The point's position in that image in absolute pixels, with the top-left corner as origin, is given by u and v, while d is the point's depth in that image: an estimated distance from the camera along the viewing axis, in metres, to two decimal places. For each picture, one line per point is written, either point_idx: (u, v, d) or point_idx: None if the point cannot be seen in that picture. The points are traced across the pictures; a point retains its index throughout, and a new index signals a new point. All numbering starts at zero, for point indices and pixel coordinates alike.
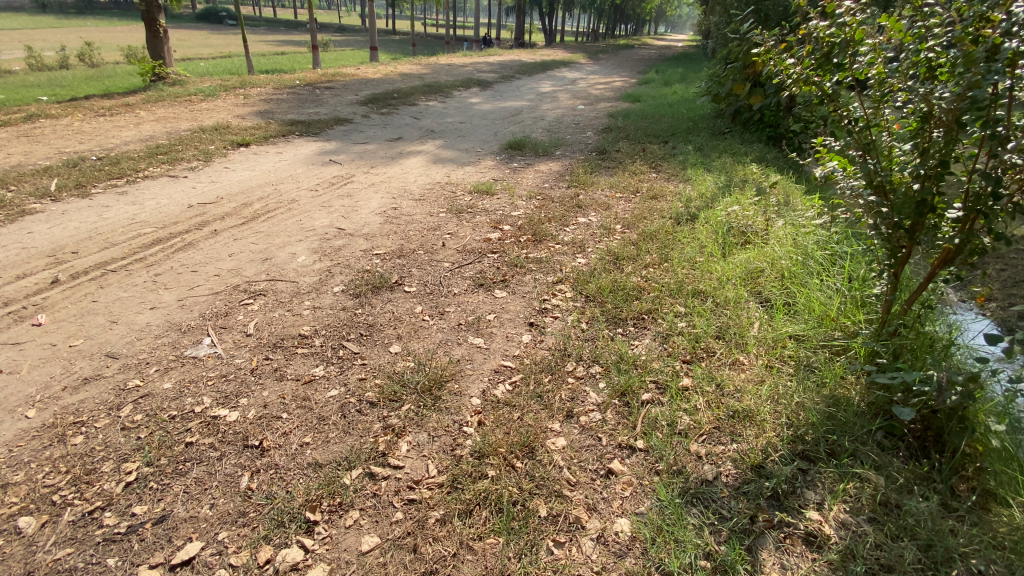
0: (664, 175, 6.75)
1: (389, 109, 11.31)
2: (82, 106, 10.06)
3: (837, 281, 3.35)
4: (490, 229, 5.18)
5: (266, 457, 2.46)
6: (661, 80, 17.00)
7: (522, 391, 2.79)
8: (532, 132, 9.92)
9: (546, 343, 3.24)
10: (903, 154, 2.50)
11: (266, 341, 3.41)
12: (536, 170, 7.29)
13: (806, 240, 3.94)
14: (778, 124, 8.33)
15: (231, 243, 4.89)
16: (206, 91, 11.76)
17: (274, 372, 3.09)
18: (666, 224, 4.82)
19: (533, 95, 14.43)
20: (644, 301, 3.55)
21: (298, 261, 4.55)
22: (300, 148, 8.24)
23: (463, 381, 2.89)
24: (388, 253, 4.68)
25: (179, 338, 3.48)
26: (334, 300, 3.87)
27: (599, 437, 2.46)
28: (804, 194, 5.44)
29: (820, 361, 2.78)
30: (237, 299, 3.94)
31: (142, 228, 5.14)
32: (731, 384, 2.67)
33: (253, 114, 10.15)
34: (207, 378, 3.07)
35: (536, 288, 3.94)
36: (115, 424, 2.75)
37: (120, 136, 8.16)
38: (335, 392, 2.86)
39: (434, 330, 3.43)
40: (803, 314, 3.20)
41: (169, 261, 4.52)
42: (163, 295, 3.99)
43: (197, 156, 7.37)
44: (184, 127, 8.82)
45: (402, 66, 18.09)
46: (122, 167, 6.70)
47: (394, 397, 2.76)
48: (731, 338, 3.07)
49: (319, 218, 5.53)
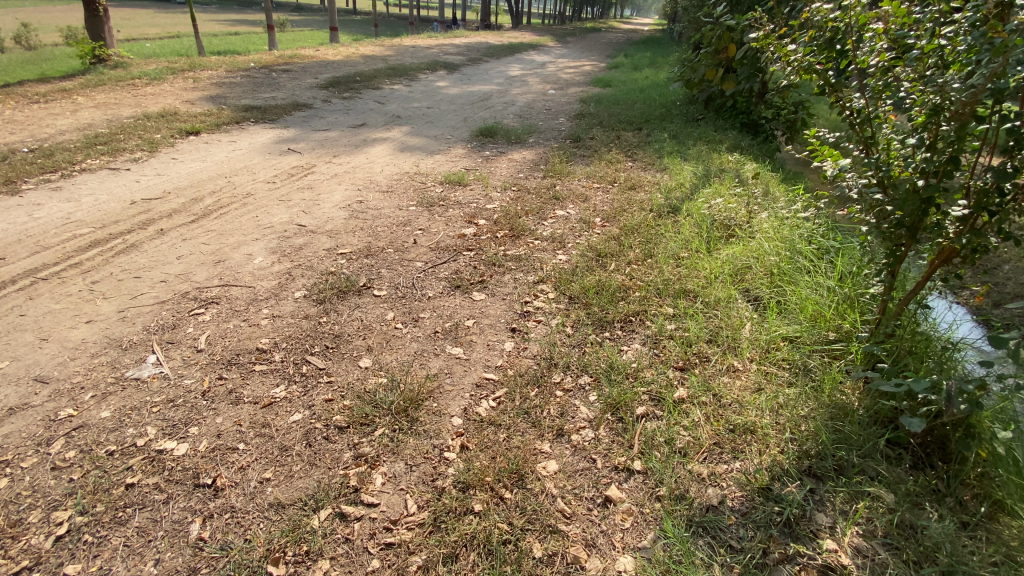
0: (640, 164, 6.60)
1: (351, 94, 10.75)
2: (11, 92, 9.15)
3: (828, 279, 3.22)
4: (465, 224, 4.91)
5: (221, 499, 2.18)
6: (629, 64, 16.83)
7: (507, 408, 2.57)
8: (503, 118, 9.60)
9: (530, 351, 3.02)
10: (906, 148, 2.36)
11: (220, 357, 3.07)
12: (509, 159, 7.02)
13: (792, 233, 3.81)
14: (750, 110, 8.29)
15: (180, 244, 4.45)
16: (151, 74, 10.91)
17: (229, 395, 2.77)
18: (648, 217, 4.66)
19: (503, 79, 14.03)
20: (630, 301, 3.37)
21: (256, 262, 4.17)
22: (257, 136, 7.69)
23: (441, 399, 2.64)
24: (355, 252, 4.36)
25: (119, 357, 3.10)
26: (295, 307, 3.54)
27: (594, 459, 2.27)
28: (783, 184, 5.37)
29: (817, 366, 2.65)
30: (187, 308, 3.56)
31: (78, 228, 4.64)
32: (730, 394, 2.52)
33: (204, 98, 9.44)
34: (152, 404, 2.73)
35: (516, 289, 3.71)
36: (43, 464, 2.39)
37: (54, 125, 7.42)
38: (299, 417, 2.57)
39: (407, 340, 3.16)
40: (795, 314, 3.06)
41: (109, 266, 4.08)
42: (102, 306, 3.57)
43: (142, 145, 6.75)
44: (127, 114, 8.11)
45: (364, 47, 17.32)
46: (56, 159, 6.08)
47: (365, 420, 2.50)
48: (725, 342, 2.92)
49: (279, 214, 5.13)
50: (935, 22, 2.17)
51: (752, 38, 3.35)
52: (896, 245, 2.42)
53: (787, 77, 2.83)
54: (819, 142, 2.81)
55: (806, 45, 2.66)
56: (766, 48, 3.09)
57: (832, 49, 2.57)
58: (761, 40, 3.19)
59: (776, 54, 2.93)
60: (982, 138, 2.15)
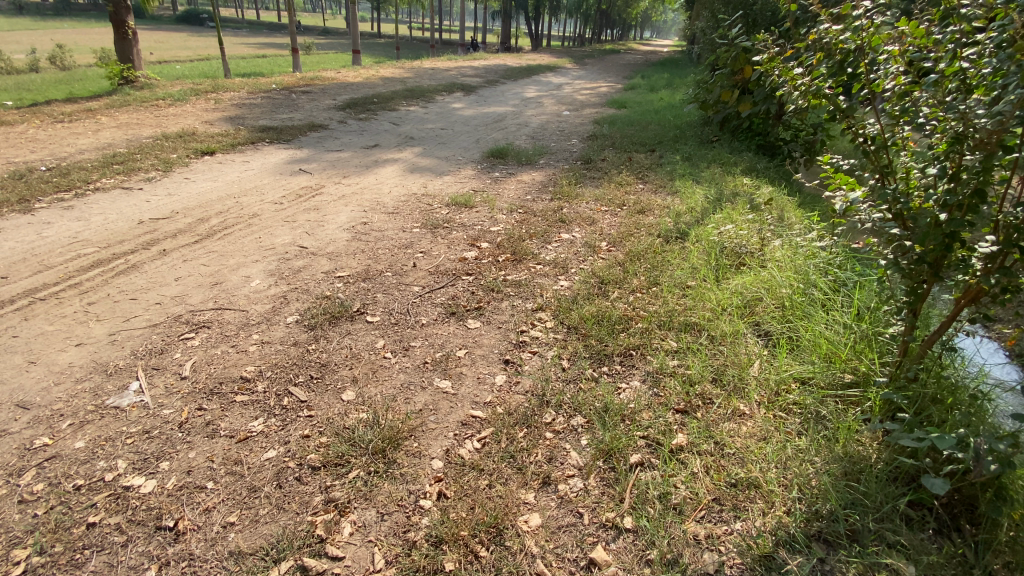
0: (651, 187, 6.45)
1: (367, 115, 10.88)
2: (40, 111, 9.48)
3: (844, 315, 2.99)
4: (467, 247, 4.80)
5: (180, 545, 2.06)
6: (646, 86, 16.79)
7: (492, 451, 2.41)
8: (515, 139, 9.58)
9: (521, 387, 2.86)
10: (926, 178, 2.18)
11: (203, 386, 2.98)
12: (518, 181, 6.93)
13: (806, 263, 3.59)
14: (766, 132, 8.10)
15: (180, 265, 4.44)
16: (175, 95, 11.24)
17: (206, 427, 2.66)
18: (655, 242, 4.49)
19: (518, 100, 14.09)
20: (631, 333, 3.19)
21: (253, 285, 4.12)
22: (270, 156, 7.78)
23: (423, 439, 2.49)
24: (353, 275, 4.27)
25: (103, 383, 3.03)
26: (286, 333, 3.45)
27: (580, 514, 2.09)
28: (799, 209, 5.15)
29: (830, 413, 2.43)
30: (177, 332, 3.50)
31: (83, 248, 4.67)
32: (733, 442, 2.32)
33: (222, 119, 9.65)
34: (127, 435, 2.64)
35: (513, 317, 3.56)
36: (9, 497, 2.30)
37: (75, 144, 7.62)
38: (272, 454, 2.45)
39: (395, 371, 3.03)
40: (808, 352, 2.84)
41: (107, 287, 4.06)
42: (94, 329, 3.54)
43: (157, 165, 6.87)
44: (147, 134, 8.31)
45: (384, 70, 17.69)
46: (72, 178, 6.19)
47: (341, 461, 2.36)
48: (730, 382, 2.71)
49: (282, 235, 5.10)
50: (955, 43, 2.01)
51: (759, 60, 3.22)
52: (914, 284, 2.22)
53: (796, 101, 2.68)
54: (832, 170, 2.63)
55: (815, 68, 2.51)
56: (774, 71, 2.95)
57: (843, 72, 2.42)
58: (768, 63, 3.05)
59: (784, 77, 2.78)
60: (1009, 167, 1.96)
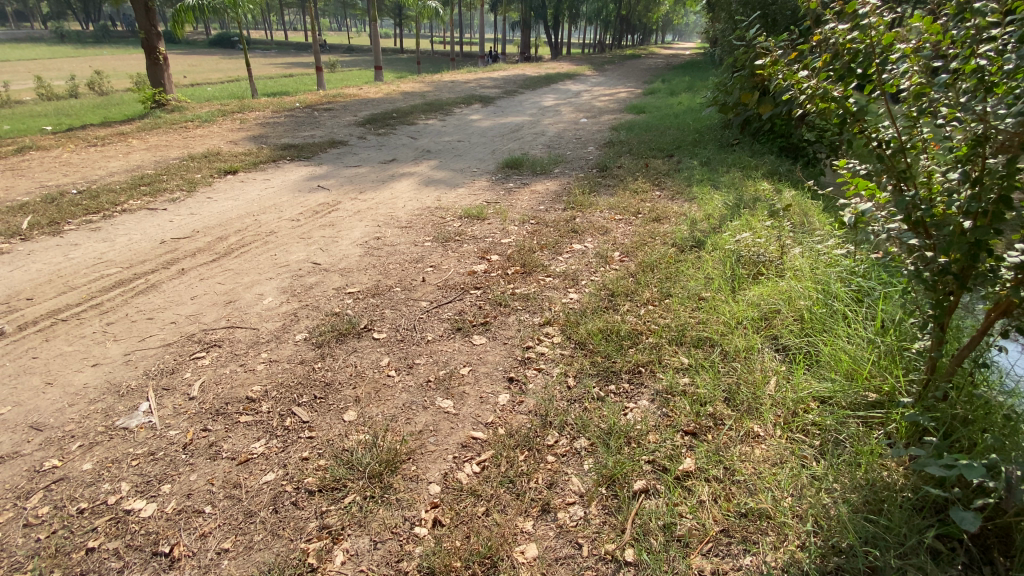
0: (668, 193, 6.30)
1: (386, 130, 11.03)
2: (77, 137, 9.95)
3: (869, 327, 2.81)
4: (477, 260, 4.76)
5: (174, 572, 2.06)
6: (666, 90, 16.54)
7: (491, 475, 2.33)
8: (531, 148, 9.54)
9: (525, 407, 2.78)
10: (947, 183, 2.05)
11: (209, 406, 3.00)
12: (532, 191, 6.88)
13: (827, 272, 3.40)
14: (789, 134, 7.82)
15: (196, 284, 4.53)
16: (203, 117, 11.64)
17: (209, 449, 2.68)
18: (669, 252, 4.35)
19: (535, 110, 14.07)
20: (640, 349, 3.08)
21: (265, 302, 4.16)
22: (290, 173, 7.94)
23: (421, 462, 2.44)
24: (363, 291, 4.28)
25: (115, 403, 3.09)
26: (293, 351, 3.46)
27: (579, 545, 2.00)
28: (823, 213, 4.92)
29: (851, 436, 2.27)
30: (189, 352, 3.55)
31: (107, 268, 4.82)
32: (744, 468, 2.18)
33: (246, 138, 9.93)
34: (133, 457, 2.68)
35: (519, 332, 3.48)
36: (15, 521, 2.35)
37: (106, 167, 7.95)
38: (270, 477, 2.44)
39: (397, 390, 2.99)
40: (829, 368, 2.67)
41: (127, 307, 4.18)
42: (110, 349, 3.63)
43: (181, 186, 7.09)
44: (174, 156, 8.61)
45: (405, 84, 17.96)
46: (101, 201, 6.43)
47: (338, 485, 2.33)
48: (744, 402, 2.56)
49: (296, 251, 5.16)
50: (972, 39, 1.88)
51: (766, 63, 3.11)
52: (936, 296, 2.09)
53: (804, 105, 2.56)
54: (847, 175, 2.49)
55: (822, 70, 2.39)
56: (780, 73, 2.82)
57: (852, 74, 2.30)
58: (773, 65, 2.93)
59: (790, 80, 2.66)
60: None
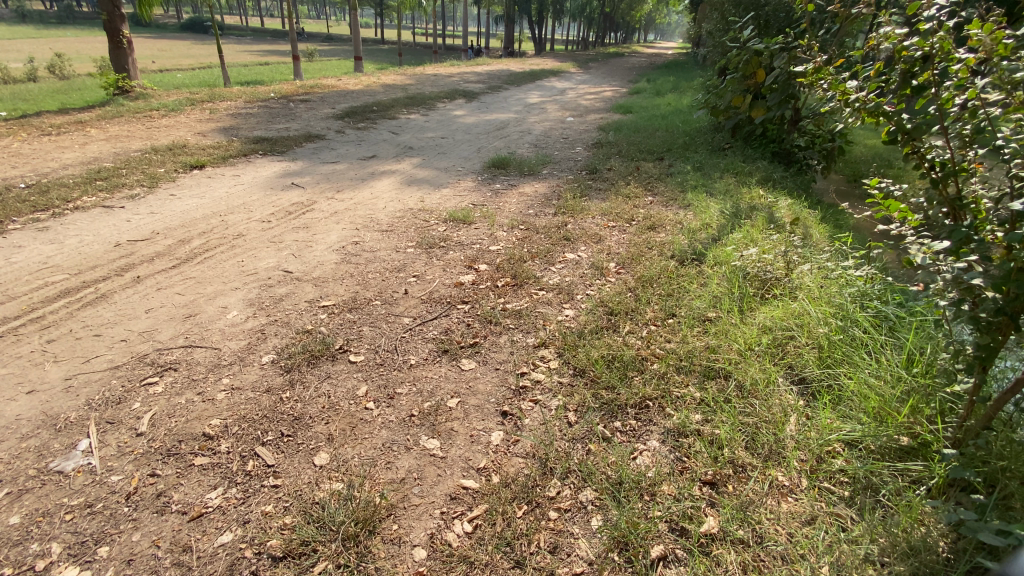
0: (662, 199, 6.06)
1: (366, 124, 10.55)
2: (31, 124, 9.23)
3: (895, 359, 2.58)
4: (464, 270, 4.42)
5: None
6: (652, 90, 16.36)
7: (485, 537, 2.05)
8: (517, 147, 9.21)
9: (521, 447, 2.49)
10: (1001, 211, 1.83)
11: (158, 445, 2.61)
12: (520, 193, 6.56)
13: (842, 293, 3.18)
14: (782, 139, 7.67)
15: (153, 294, 4.09)
16: (170, 106, 10.96)
17: (156, 500, 2.31)
18: (668, 265, 4.10)
19: (520, 106, 13.74)
20: (646, 379, 2.81)
21: (229, 317, 3.76)
22: (262, 169, 7.46)
23: (404, 520, 2.14)
24: (339, 304, 3.90)
25: (49, 440, 2.68)
26: (259, 376, 3.09)
27: None
28: (824, 227, 4.73)
29: (890, 491, 2.03)
30: (140, 376, 3.14)
31: (53, 275, 4.35)
32: (774, 531, 1.94)
33: (216, 130, 9.35)
34: (66, 510, 2.29)
35: (512, 356, 3.18)
36: None
37: (60, 159, 7.34)
38: (227, 538, 2.10)
39: (377, 427, 2.66)
40: (854, 405, 2.43)
41: (72, 321, 3.73)
42: (49, 373, 3.19)
43: (142, 181, 6.56)
44: (136, 147, 8.01)
45: (385, 76, 17.40)
46: (52, 197, 5.89)
47: (307, 550, 2.01)
48: (765, 445, 2.31)
49: (266, 257, 4.74)
50: None
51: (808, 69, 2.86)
52: (984, 339, 1.81)
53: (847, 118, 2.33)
54: (883, 197, 2.27)
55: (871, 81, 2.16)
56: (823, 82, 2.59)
57: (906, 84, 2.06)
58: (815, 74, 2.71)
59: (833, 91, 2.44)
60: None
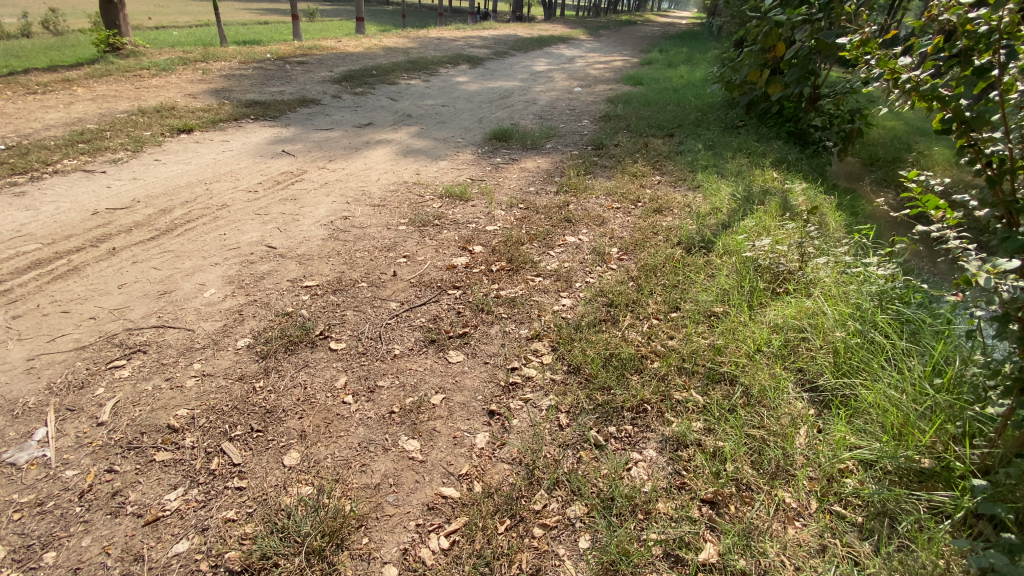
0: (670, 179, 5.75)
1: (364, 89, 10.09)
2: (16, 81, 8.83)
3: (918, 369, 2.37)
4: (457, 251, 4.18)
5: None
6: (664, 60, 15.69)
7: (461, 555, 1.88)
8: (521, 118, 8.80)
9: (507, 452, 2.31)
10: None
11: (118, 438, 2.43)
12: (521, 168, 6.24)
13: (861, 291, 2.94)
14: (798, 118, 7.27)
15: (128, 267, 3.87)
16: (162, 64, 10.48)
17: (111, 500, 2.14)
18: (674, 252, 3.85)
19: (526, 74, 13.16)
20: (645, 380, 2.60)
21: (206, 295, 3.54)
22: (253, 134, 7.12)
23: (376, 532, 1.98)
24: (323, 285, 3.68)
25: (5, 428, 2.50)
26: (232, 362, 2.90)
27: None
28: (840, 216, 4.46)
29: (908, 521, 1.86)
30: (106, 359, 2.94)
31: (25, 243, 4.12)
32: (779, 564, 1.77)
33: (207, 92, 8.93)
34: (15, 509, 2.12)
35: (503, 348, 2.97)
36: None
37: (42, 119, 7.01)
38: (183, 547, 1.95)
39: (354, 424, 2.48)
40: (871, 418, 2.24)
41: (40, 295, 3.52)
42: (11, 352, 2.99)
43: (126, 144, 6.25)
44: (122, 108, 7.65)
45: (388, 39, 16.65)
46: (30, 159, 5.61)
47: (269, 564, 1.85)
48: (772, 461, 2.13)
49: (250, 231, 4.50)
50: None
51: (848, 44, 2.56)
52: None
53: (893, 97, 2.05)
54: (921, 191, 1.99)
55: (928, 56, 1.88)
56: (866, 57, 2.30)
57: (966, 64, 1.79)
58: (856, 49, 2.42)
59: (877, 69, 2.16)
60: None
